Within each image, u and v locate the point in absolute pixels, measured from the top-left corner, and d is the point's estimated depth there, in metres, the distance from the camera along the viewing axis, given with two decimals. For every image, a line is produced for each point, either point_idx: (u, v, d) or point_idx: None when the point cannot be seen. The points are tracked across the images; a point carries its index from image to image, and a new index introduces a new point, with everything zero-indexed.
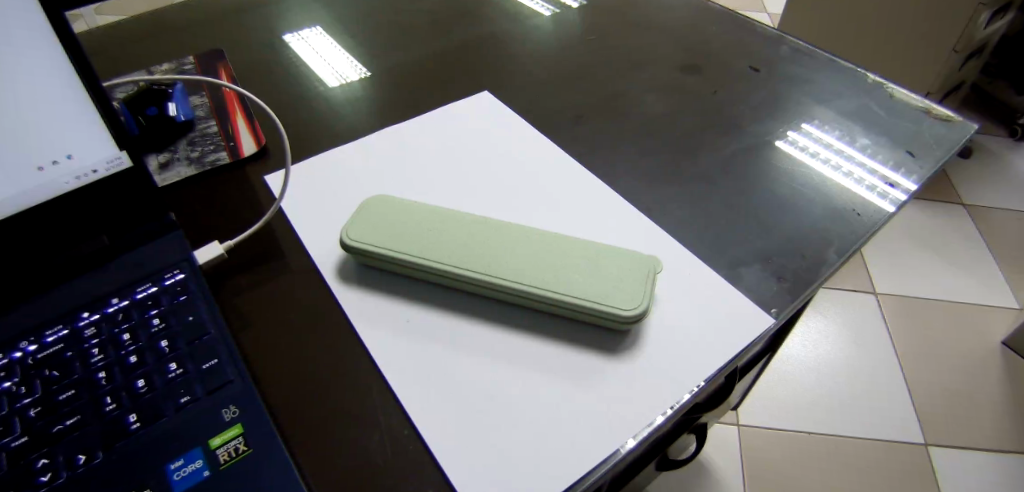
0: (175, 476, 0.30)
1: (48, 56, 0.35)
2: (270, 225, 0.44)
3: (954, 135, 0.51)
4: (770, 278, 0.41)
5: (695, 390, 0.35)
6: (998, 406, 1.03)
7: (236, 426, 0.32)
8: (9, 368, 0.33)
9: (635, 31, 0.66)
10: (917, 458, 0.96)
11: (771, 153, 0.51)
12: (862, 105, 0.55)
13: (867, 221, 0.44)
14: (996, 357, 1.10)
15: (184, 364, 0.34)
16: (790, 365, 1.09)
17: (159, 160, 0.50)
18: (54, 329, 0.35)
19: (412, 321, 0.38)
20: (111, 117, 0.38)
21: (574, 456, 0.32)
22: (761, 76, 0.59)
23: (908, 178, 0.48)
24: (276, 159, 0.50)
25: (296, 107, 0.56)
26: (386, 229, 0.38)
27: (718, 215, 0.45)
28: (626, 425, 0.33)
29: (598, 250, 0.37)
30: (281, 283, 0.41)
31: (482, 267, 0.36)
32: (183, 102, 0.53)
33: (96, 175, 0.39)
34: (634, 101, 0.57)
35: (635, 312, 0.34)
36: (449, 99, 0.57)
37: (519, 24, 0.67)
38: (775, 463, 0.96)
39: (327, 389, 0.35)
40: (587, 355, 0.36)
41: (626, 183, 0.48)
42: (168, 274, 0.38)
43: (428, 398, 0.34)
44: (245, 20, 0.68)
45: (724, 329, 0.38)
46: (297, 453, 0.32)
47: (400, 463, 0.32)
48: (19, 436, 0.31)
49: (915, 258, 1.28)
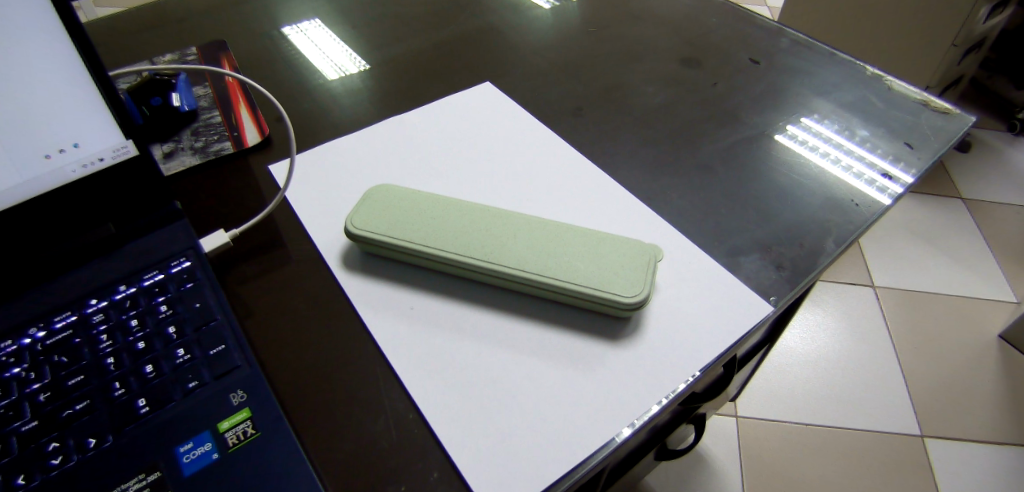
0: (184, 459, 0.30)
1: (55, 43, 0.35)
2: (274, 213, 0.45)
3: (952, 126, 0.51)
4: (769, 266, 0.41)
5: (690, 380, 0.35)
6: (993, 399, 1.04)
7: (244, 410, 0.32)
8: (18, 354, 0.34)
9: (634, 23, 0.66)
10: (913, 450, 0.97)
11: (770, 145, 0.51)
12: (861, 97, 0.55)
13: (865, 211, 0.45)
14: (992, 351, 1.10)
15: (192, 349, 0.34)
16: (787, 357, 1.10)
17: (163, 149, 0.50)
18: (62, 315, 0.36)
19: (415, 308, 0.38)
20: (117, 106, 0.38)
21: (576, 442, 0.32)
22: (761, 67, 0.59)
23: (906, 171, 0.48)
24: (280, 149, 0.50)
25: (299, 97, 0.56)
26: (389, 217, 0.39)
27: (717, 205, 0.46)
28: (624, 414, 0.33)
29: (600, 237, 0.38)
30: (287, 270, 0.41)
31: (484, 254, 0.37)
32: (186, 92, 0.53)
33: (102, 163, 0.39)
34: (634, 93, 0.57)
35: (636, 299, 0.35)
36: (450, 90, 0.57)
37: (518, 16, 0.67)
38: (773, 454, 0.97)
39: (332, 376, 0.35)
40: (588, 342, 0.36)
41: (626, 173, 0.49)
42: (174, 262, 0.38)
43: (433, 382, 0.34)
44: (246, 10, 0.68)
45: (724, 318, 0.38)
46: (303, 437, 0.33)
47: (405, 447, 0.32)
48: (28, 420, 0.31)
49: (913, 252, 1.28)
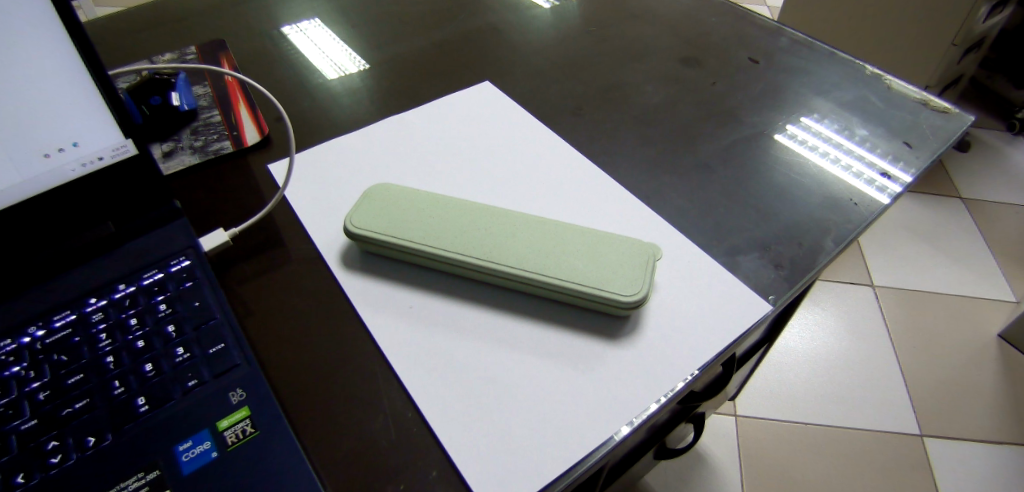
0: (183, 458, 0.30)
1: (56, 42, 0.35)
2: (274, 212, 0.45)
3: (951, 126, 0.51)
4: (768, 266, 0.41)
5: (689, 378, 0.35)
6: (993, 398, 1.04)
7: (243, 408, 0.32)
8: (17, 353, 0.34)
9: (634, 22, 0.66)
10: (913, 449, 0.97)
11: (770, 144, 0.51)
12: (860, 96, 0.55)
13: (863, 210, 0.45)
14: (991, 350, 1.11)
15: (191, 348, 0.34)
16: (787, 356, 1.10)
17: (162, 148, 0.50)
18: (61, 314, 0.36)
19: (415, 307, 0.38)
20: (117, 105, 0.38)
21: (575, 440, 0.32)
22: (760, 67, 0.60)
23: (905, 170, 0.48)
24: (279, 148, 0.50)
25: (299, 97, 0.56)
26: (389, 216, 0.39)
27: (717, 205, 0.46)
28: (623, 412, 0.34)
29: (599, 236, 0.38)
30: (286, 270, 0.41)
31: (483, 254, 0.37)
32: (186, 92, 0.53)
33: (101, 162, 0.39)
34: (634, 93, 0.57)
35: (635, 298, 0.35)
36: (449, 90, 0.57)
37: (518, 15, 0.67)
38: (772, 454, 0.97)
39: (332, 375, 0.35)
40: (587, 341, 0.36)
41: (626, 172, 0.49)
42: (173, 261, 0.39)
43: (432, 381, 0.34)
44: (245, 10, 0.68)
45: (723, 316, 0.38)
46: (303, 435, 0.33)
47: (404, 445, 0.32)
48: (27, 419, 0.31)
49: (912, 251, 1.28)
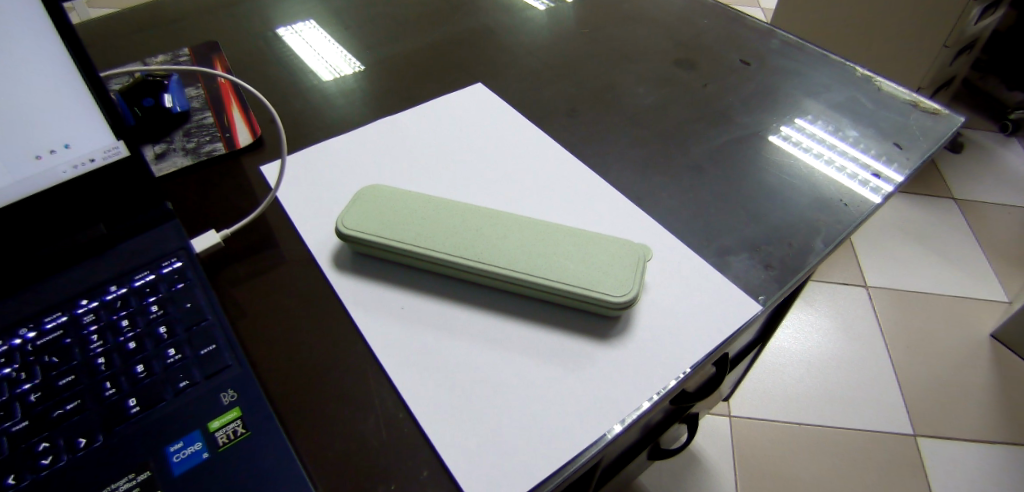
0: (174, 458, 0.30)
1: (47, 44, 0.35)
2: (266, 213, 0.45)
3: (941, 127, 0.52)
4: (758, 266, 0.42)
5: (680, 377, 0.35)
6: (986, 398, 1.05)
7: (235, 409, 0.32)
8: (9, 354, 0.34)
9: (627, 23, 0.67)
10: (906, 449, 0.98)
11: (761, 145, 0.51)
12: (850, 97, 0.56)
13: (854, 211, 0.45)
14: (984, 350, 1.11)
15: (183, 349, 0.34)
16: (780, 357, 1.10)
17: (155, 150, 0.50)
18: (53, 316, 0.36)
19: (407, 308, 0.38)
20: (108, 107, 0.38)
21: (564, 440, 0.32)
22: (751, 68, 0.60)
23: (894, 171, 0.48)
24: (272, 149, 0.51)
25: (293, 98, 0.56)
26: (382, 218, 0.39)
27: (708, 205, 0.46)
28: (615, 411, 0.34)
29: (588, 237, 0.38)
30: (278, 271, 0.41)
31: (475, 254, 0.37)
32: (179, 94, 0.53)
33: (93, 164, 0.40)
34: (626, 94, 0.57)
35: (625, 298, 0.35)
36: (442, 91, 0.57)
37: (512, 17, 0.67)
38: (766, 453, 0.98)
39: (323, 376, 0.35)
40: (578, 341, 0.37)
41: (618, 174, 0.49)
42: (165, 262, 0.39)
43: (423, 382, 0.35)
44: (240, 11, 0.68)
45: (713, 316, 0.39)
46: (294, 436, 0.33)
47: (395, 445, 0.32)
48: (19, 420, 0.31)
49: (906, 252, 1.29)
